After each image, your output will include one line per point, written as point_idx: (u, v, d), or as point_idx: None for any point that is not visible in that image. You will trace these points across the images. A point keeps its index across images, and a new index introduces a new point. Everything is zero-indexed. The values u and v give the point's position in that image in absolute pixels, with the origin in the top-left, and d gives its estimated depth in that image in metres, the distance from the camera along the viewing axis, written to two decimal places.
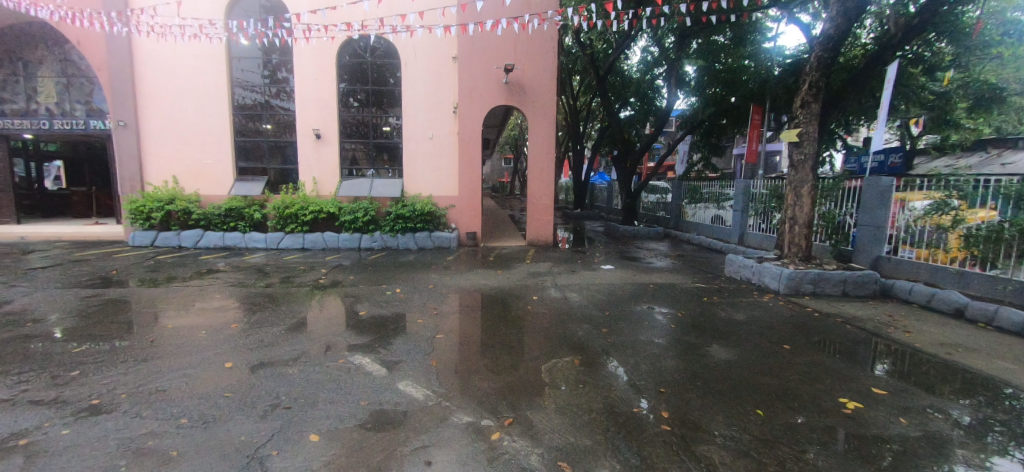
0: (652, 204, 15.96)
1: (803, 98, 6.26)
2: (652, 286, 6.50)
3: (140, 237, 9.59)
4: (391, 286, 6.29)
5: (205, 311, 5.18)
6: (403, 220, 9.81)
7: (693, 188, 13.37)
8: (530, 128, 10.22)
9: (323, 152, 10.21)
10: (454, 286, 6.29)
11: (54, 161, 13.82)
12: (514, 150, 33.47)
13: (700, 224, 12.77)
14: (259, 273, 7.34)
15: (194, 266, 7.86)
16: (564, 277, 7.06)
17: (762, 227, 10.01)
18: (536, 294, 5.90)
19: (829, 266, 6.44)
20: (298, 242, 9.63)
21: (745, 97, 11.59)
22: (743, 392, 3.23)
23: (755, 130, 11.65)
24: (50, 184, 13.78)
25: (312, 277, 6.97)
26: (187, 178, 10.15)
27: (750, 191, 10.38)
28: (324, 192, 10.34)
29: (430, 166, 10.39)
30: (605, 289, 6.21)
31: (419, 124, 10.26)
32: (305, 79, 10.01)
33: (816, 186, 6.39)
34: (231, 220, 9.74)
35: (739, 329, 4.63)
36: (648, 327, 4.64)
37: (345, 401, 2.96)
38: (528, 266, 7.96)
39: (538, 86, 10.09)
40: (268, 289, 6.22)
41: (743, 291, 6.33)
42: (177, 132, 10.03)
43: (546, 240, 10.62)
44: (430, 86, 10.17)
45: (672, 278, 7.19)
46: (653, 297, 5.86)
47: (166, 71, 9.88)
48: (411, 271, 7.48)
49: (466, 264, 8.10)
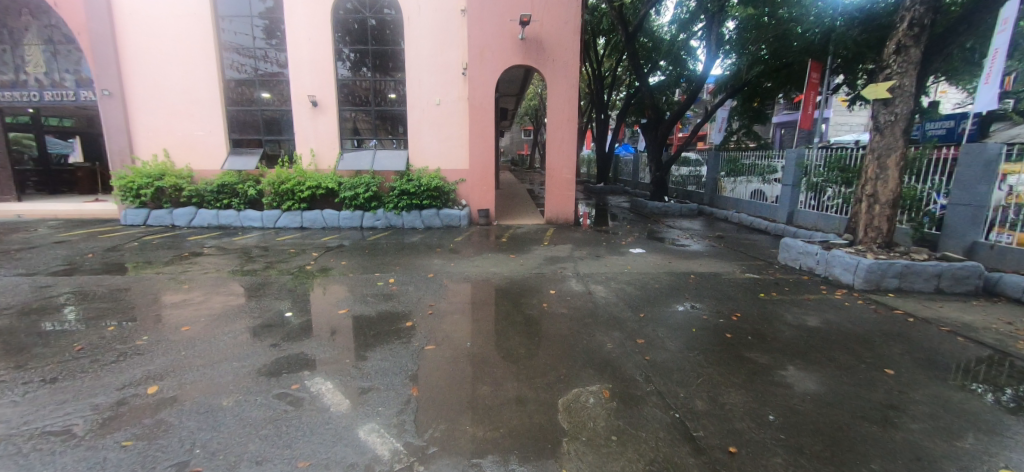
0: (683, 177, 14.60)
1: (899, 41, 4.90)
2: (694, 277, 5.41)
3: (131, 215, 9.01)
4: (385, 274, 5.38)
5: (162, 307, 4.39)
6: (408, 196, 8.89)
7: (732, 158, 11.94)
8: (550, 92, 9.00)
9: (320, 122, 9.28)
10: (458, 276, 5.34)
11: (71, 137, 13.90)
12: (534, 121, 31.91)
13: (738, 200, 11.46)
14: (244, 257, 6.54)
15: (178, 248, 7.15)
16: (588, 264, 6.03)
17: (817, 205, 8.69)
18: (554, 287, 4.89)
19: (916, 255, 5.22)
20: (296, 220, 8.90)
21: (800, 53, 9.99)
22: (854, 457, 2.20)
23: (812, 90, 10.02)
24: (70, 162, 13.90)
25: (299, 262, 6.13)
26: (179, 151, 9.42)
27: (806, 162, 8.93)
28: (323, 166, 9.47)
29: (439, 136, 9.35)
30: (638, 281, 5.15)
31: (425, 88, 9.17)
32: (298, 40, 9.00)
33: (907, 155, 5.11)
34: (224, 197, 9.02)
35: (816, 342, 3.57)
36: (697, 335, 3.63)
37: (276, 462, 2.08)
38: (546, 250, 6.94)
39: (558, 42, 8.83)
40: (246, 278, 5.41)
41: (807, 285, 5.19)
42: (165, 101, 9.25)
43: (567, 218, 9.57)
44: (436, 45, 9.03)
45: (716, 266, 6.09)
46: (699, 291, 4.81)
47: (151, 34, 9.03)
48: (412, 255, 6.56)
49: (475, 247, 7.13)
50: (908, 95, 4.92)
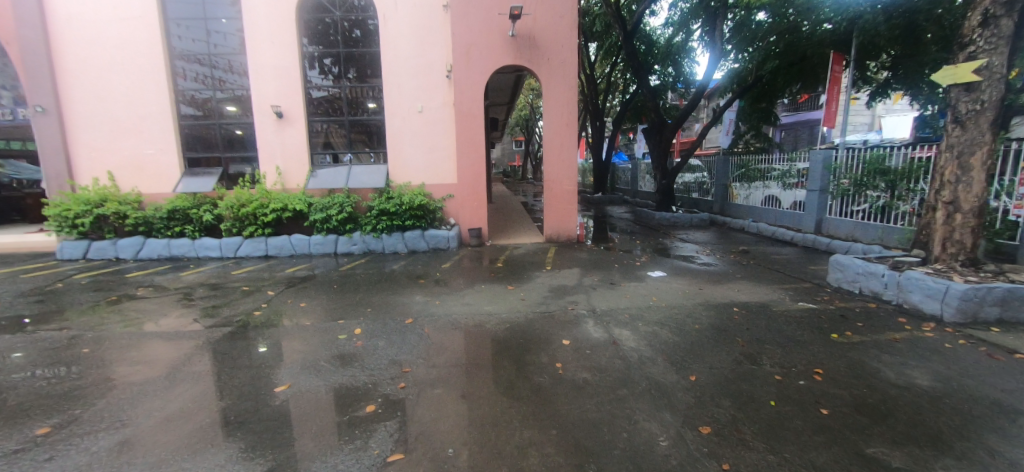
0: (688, 184, 13.64)
1: (985, 12, 3.97)
2: (739, 311, 4.32)
3: (68, 249, 7.78)
4: (350, 322, 4.22)
5: (35, 387, 3.19)
6: (388, 217, 7.80)
7: (743, 162, 10.97)
8: (546, 95, 8.00)
9: (286, 135, 8.18)
10: (443, 320, 4.19)
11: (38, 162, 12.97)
12: (525, 131, 31.15)
13: (753, 207, 10.47)
14: (184, 300, 5.36)
15: (109, 290, 5.96)
16: (603, 295, 4.93)
17: (852, 213, 7.73)
18: (567, 334, 3.78)
19: (1014, 275, 4.20)
20: (259, 248, 7.75)
21: (819, 47, 9.09)
22: None
23: (836, 84, 8.94)
24: None
25: (249, 306, 4.96)
26: (125, 173, 8.26)
27: (834, 164, 7.96)
28: (291, 185, 8.35)
29: (421, 147, 8.29)
30: (673, 321, 4.04)
31: (406, 93, 8.12)
32: (259, 43, 7.93)
33: (994, 152, 4.12)
34: (176, 224, 7.84)
35: (952, 421, 2.49)
36: (782, 414, 2.54)
37: None
38: (550, 277, 5.82)
39: (552, 38, 7.88)
40: (173, 332, 4.24)
41: (883, 318, 4.14)
42: (108, 116, 8.12)
43: (569, 234, 8.52)
44: (416, 45, 8.02)
45: (758, 293, 5.02)
46: (754, 333, 3.74)
47: (92, 41, 7.94)
48: (389, 289, 5.42)
49: (465, 276, 6.00)
50: (998, 77, 3.98)
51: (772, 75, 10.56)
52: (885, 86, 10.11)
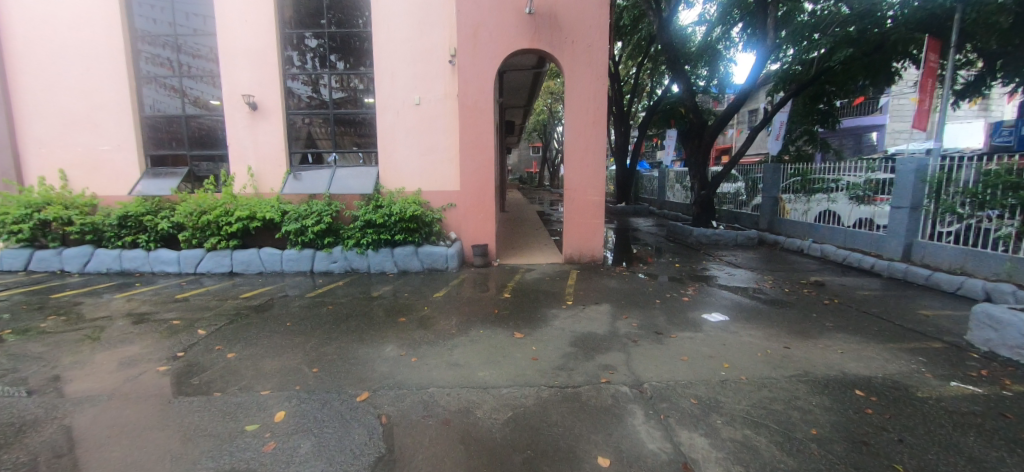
0: (727, 195, 12.03)
1: None
2: (869, 398, 2.79)
3: (8, 260, 6.69)
4: (276, 395, 2.87)
5: None
6: (375, 230, 6.47)
7: (798, 171, 9.34)
8: (568, 86, 6.61)
9: (260, 131, 6.98)
10: (414, 398, 2.80)
11: None
12: (544, 138, 29.92)
13: (812, 225, 8.83)
14: (88, 337, 4.09)
15: (15, 316, 4.74)
16: (649, 355, 3.46)
17: (959, 238, 6.06)
18: (605, 442, 2.32)
19: None
20: (223, 264, 6.52)
21: (899, 35, 7.48)
22: None
23: (928, 77, 7.23)
24: None
25: (161, 355, 3.65)
26: (79, 173, 7.18)
27: (931, 176, 6.34)
28: (266, 190, 7.13)
29: (418, 147, 6.97)
30: (773, 418, 2.55)
31: (400, 84, 6.83)
32: (231, 22, 6.75)
33: None
34: (129, 231, 6.67)
35: None
36: None
37: None
38: (572, 318, 4.38)
39: (578, 17, 6.50)
40: (28, 398, 2.94)
41: None
42: (61, 106, 7.04)
43: (592, 254, 7.05)
44: (414, 25, 6.72)
45: (874, 358, 3.48)
46: (920, 457, 2.22)
47: (42, 20, 6.88)
48: (357, 332, 4.06)
49: (459, 314, 4.57)
50: None
51: (837, 69, 8.90)
52: (982, 79, 8.39)
